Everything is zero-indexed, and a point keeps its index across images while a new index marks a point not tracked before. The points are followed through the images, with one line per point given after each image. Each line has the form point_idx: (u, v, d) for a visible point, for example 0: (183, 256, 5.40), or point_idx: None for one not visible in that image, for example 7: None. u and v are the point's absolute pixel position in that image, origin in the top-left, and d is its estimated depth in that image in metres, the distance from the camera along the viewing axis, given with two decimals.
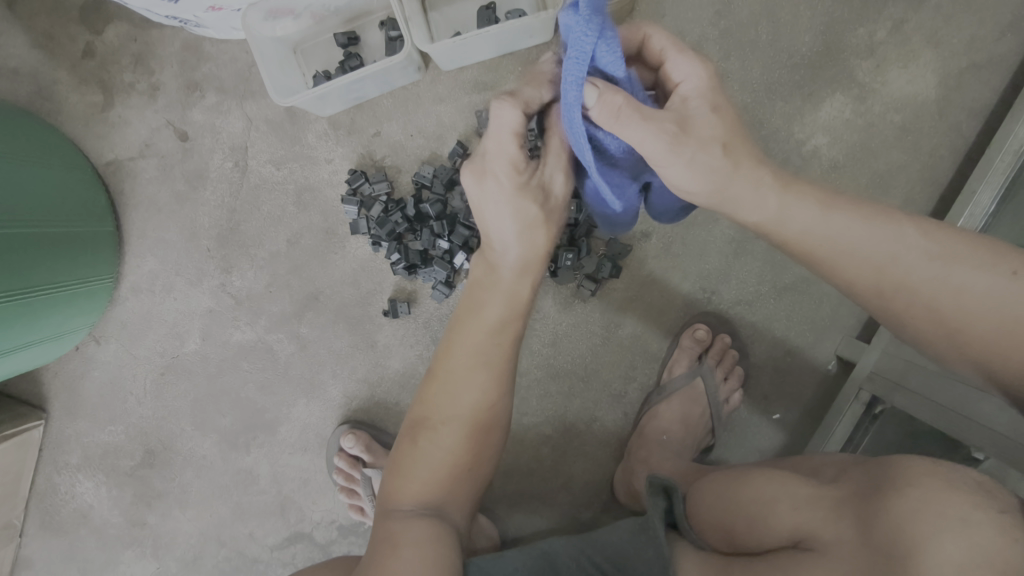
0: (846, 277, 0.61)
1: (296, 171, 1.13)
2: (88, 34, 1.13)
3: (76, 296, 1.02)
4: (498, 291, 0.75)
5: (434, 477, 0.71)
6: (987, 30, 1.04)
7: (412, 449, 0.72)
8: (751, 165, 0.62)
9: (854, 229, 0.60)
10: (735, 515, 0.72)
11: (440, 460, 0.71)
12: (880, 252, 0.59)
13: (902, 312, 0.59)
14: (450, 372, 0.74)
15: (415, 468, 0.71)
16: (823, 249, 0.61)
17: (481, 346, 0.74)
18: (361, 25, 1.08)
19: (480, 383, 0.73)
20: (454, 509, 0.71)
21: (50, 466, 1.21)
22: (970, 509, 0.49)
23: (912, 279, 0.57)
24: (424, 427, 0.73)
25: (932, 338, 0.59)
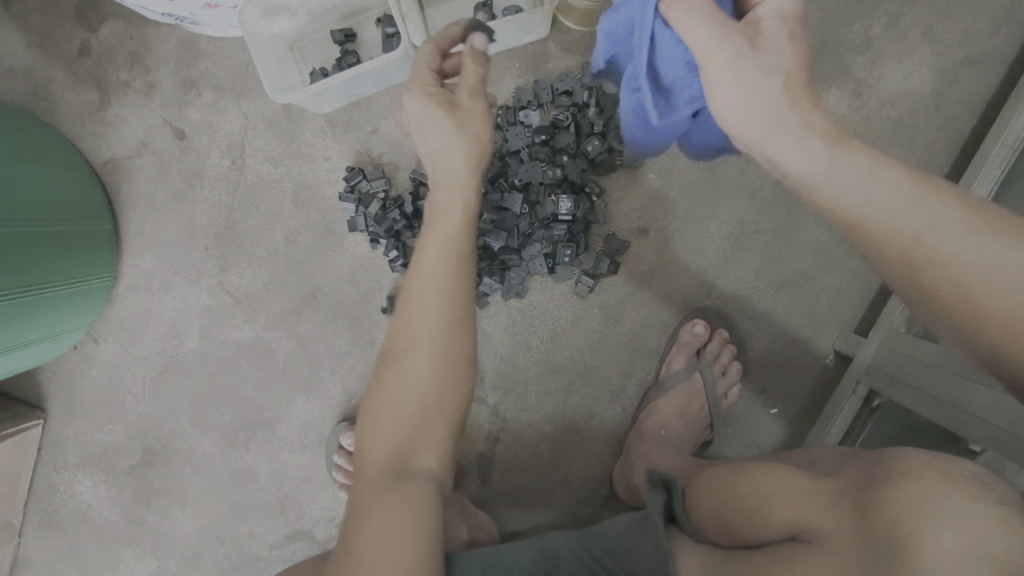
0: (874, 244, 0.54)
1: (293, 169, 1.13)
2: (84, 33, 1.13)
3: (73, 295, 1.02)
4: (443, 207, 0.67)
5: (404, 415, 0.62)
6: (982, 24, 1.05)
7: (380, 391, 0.64)
8: (800, 114, 0.55)
9: (895, 194, 0.52)
10: (733, 508, 0.72)
11: (407, 395, 0.62)
12: (916, 222, 0.52)
13: (933, 291, 0.52)
14: (409, 300, 0.65)
15: (384, 410, 0.63)
16: (857, 214, 0.54)
17: (434, 266, 0.65)
18: (358, 22, 1.08)
19: (439, 305, 0.64)
20: (424, 454, 0.61)
21: (48, 465, 1.21)
22: (968, 502, 0.50)
23: (947, 254, 0.51)
24: (389, 362, 0.64)
25: (954, 320, 0.52)
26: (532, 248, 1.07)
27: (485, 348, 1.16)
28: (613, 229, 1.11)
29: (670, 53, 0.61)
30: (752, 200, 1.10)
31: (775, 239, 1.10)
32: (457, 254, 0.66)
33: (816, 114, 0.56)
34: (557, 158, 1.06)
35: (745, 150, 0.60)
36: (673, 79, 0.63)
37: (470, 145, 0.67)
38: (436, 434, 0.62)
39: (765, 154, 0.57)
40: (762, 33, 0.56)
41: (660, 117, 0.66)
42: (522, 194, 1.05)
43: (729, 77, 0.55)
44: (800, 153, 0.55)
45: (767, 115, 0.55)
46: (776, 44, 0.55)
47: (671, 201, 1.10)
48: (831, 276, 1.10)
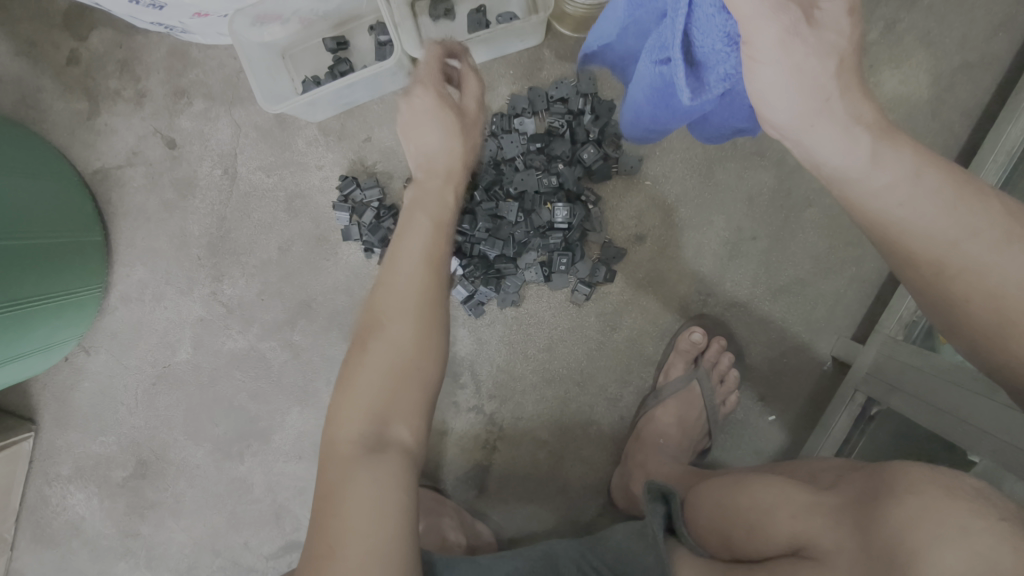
0: (906, 245, 0.54)
1: (286, 178, 1.12)
2: (73, 41, 1.11)
3: (64, 307, 1.00)
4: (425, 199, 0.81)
5: (383, 377, 0.67)
6: (979, 29, 1.04)
7: (358, 357, 0.69)
8: (851, 106, 0.53)
9: (934, 199, 0.52)
10: (734, 521, 0.72)
11: (386, 356, 0.68)
12: (952, 228, 0.51)
13: (960, 300, 0.52)
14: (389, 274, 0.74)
15: (364, 372, 0.68)
16: (892, 214, 0.54)
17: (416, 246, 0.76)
18: (350, 29, 1.07)
19: (418, 278, 0.73)
20: (400, 422, 0.67)
21: (40, 478, 1.20)
22: (972, 517, 0.49)
23: (983, 263, 0.50)
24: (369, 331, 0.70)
25: (988, 334, 0.51)
26: (528, 256, 1.07)
27: (481, 356, 1.15)
28: (609, 237, 1.10)
29: (707, 23, 0.54)
30: (749, 206, 1.09)
31: (772, 246, 1.09)
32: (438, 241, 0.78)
33: (867, 106, 0.54)
34: (552, 166, 1.05)
35: (780, 136, 0.59)
36: (709, 51, 0.55)
37: (467, 146, 0.86)
38: (412, 402, 0.68)
39: (806, 146, 0.56)
40: (817, 8, 0.51)
41: (692, 96, 0.58)
42: (517, 203, 1.04)
43: (779, 57, 0.51)
44: (846, 151, 0.54)
45: (814, 102, 0.53)
46: (829, 23, 0.51)
47: (667, 208, 1.10)
48: (829, 282, 1.10)
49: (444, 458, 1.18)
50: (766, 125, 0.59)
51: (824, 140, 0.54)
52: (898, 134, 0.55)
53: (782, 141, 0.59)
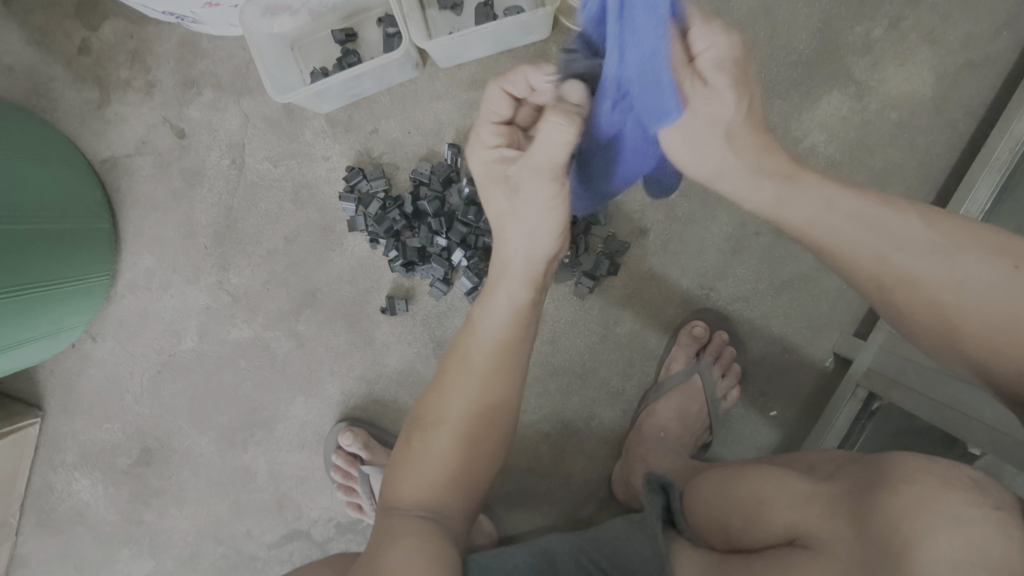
0: (846, 266, 0.61)
1: (293, 168, 1.13)
2: (85, 31, 1.12)
3: (72, 293, 1.01)
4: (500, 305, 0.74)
5: (430, 479, 0.70)
6: (983, 27, 1.05)
7: (409, 449, 0.72)
8: (744, 146, 0.64)
9: (854, 220, 0.60)
10: (732, 511, 0.71)
11: (433, 463, 0.70)
12: (881, 245, 0.59)
13: (902, 308, 0.59)
14: (449, 377, 0.73)
15: (411, 467, 0.71)
16: (825, 240, 0.62)
17: (479, 354, 0.73)
18: (359, 22, 1.08)
19: (477, 389, 0.72)
20: (450, 519, 0.70)
21: (45, 464, 1.21)
22: (966, 507, 0.49)
23: (912, 272, 0.57)
24: (420, 428, 0.72)
25: (941, 336, 0.57)
26: None
27: None
28: (613, 231, 1.11)
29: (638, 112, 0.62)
30: None
31: (774, 241, 1.10)
32: (509, 350, 0.73)
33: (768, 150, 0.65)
34: None
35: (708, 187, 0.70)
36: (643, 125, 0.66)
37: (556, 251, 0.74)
38: (458, 506, 0.71)
39: (722, 191, 0.68)
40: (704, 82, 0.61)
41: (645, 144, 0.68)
42: None
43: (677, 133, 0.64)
44: (759, 190, 0.65)
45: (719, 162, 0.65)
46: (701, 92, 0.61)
47: (669, 203, 1.10)
48: (831, 278, 1.10)
49: None
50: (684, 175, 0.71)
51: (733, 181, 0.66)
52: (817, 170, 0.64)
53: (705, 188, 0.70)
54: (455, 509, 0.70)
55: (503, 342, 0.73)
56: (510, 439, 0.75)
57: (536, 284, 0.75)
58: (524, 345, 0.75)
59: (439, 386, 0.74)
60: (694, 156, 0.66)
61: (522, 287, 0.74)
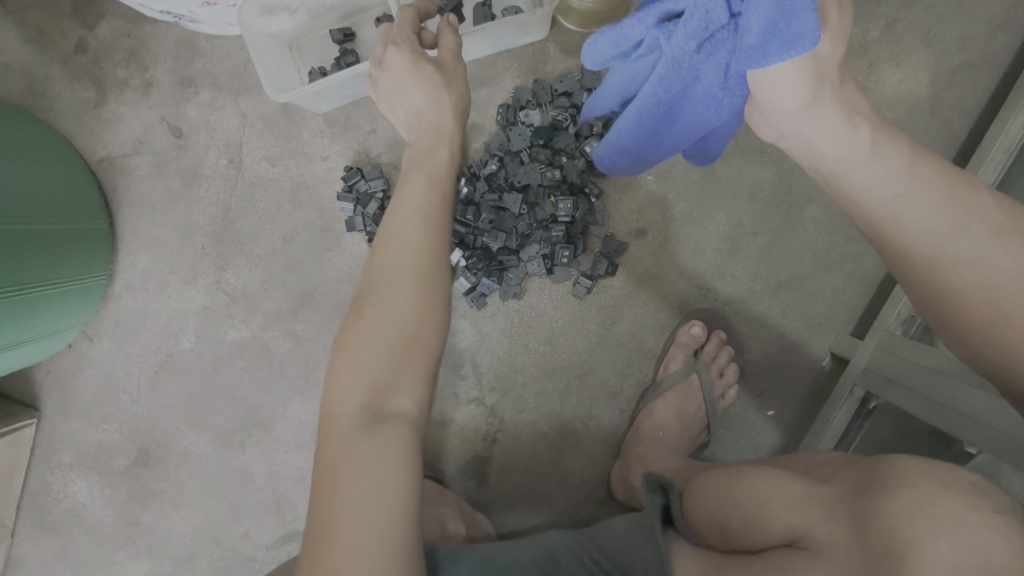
0: (906, 239, 0.58)
1: (291, 168, 1.13)
2: (81, 30, 1.12)
3: (68, 294, 1.01)
4: (422, 161, 0.68)
5: (377, 349, 0.59)
6: (979, 29, 1.05)
7: (355, 318, 0.61)
8: (838, 98, 0.59)
9: (929, 191, 0.57)
10: (731, 512, 0.71)
11: (380, 328, 0.60)
12: (946, 222, 0.56)
13: (950, 289, 0.57)
14: (390, 238, 0.64)
15: (357, 338, 0.60)
16: (894, 204, 0.58)
17: (417, 209, 0.64)
18: (357, 21, 1.08)
19: (420, 243, 0.63)
20: (401, 394, 0.58)
21: (42, 465, 1.20)
22: (965, 510, 0.50)
23: (973, 255, 0.56)
24: (365, 298, 0.62)
25: (980, 329, 0.57)
26: (530, 249, 1.08)
27: (481, 348, 1.16)
28: (611, 230, 1.11)
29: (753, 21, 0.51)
30: (749, 202, 1.10)
31: (772, 241, 1.10)
32: (441, 193, 0.67)
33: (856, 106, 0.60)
34: (556, 159, 1.06)
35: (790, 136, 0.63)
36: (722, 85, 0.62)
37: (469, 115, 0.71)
38: (413, 378, 0.60)
39: (810, 140, 0.61)
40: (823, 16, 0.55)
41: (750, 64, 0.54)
42: (521, 196, 1.05)
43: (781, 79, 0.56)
44: (844, 146, 0.60)
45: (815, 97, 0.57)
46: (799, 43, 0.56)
47: (667, 203, 1.10)
48: (828, 278, 1.10)
49: (447, 451, 1.19)
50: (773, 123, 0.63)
51: (826, 137, 0.60)
52: (895, 131, 0.61)
53: (783, 137, 0.65)
54: (411, 382, 0.60)
55: (435, 193, 0.66)
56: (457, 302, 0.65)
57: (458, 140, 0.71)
58: (448, 207, 0.67)
59: (378, 252, 0.64)
60: (798, 97, 0.57)
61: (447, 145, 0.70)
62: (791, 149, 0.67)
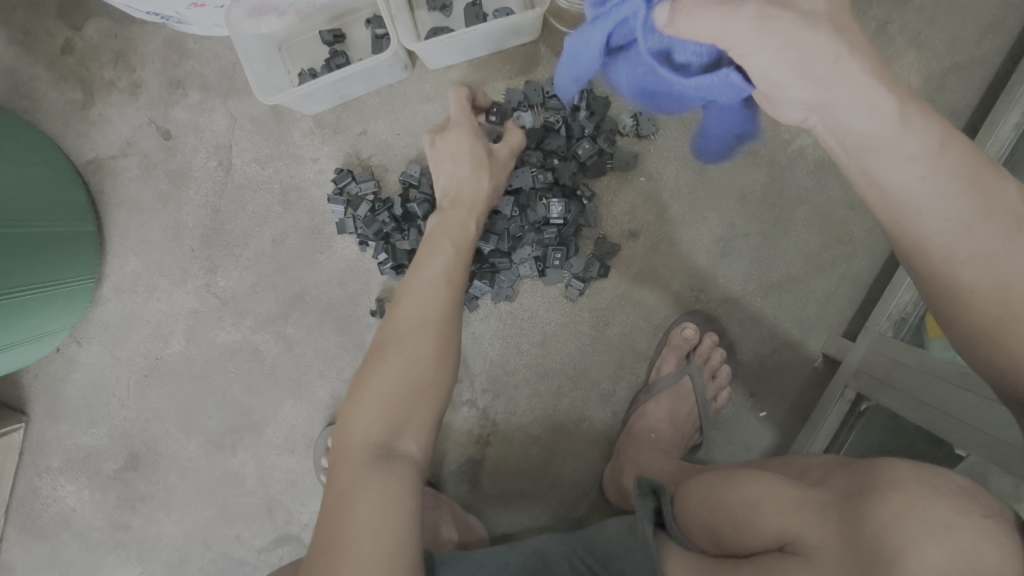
0: (923, 226, 0.54)
1: (281, 170, 1.12)
2: (68, 30, 1.11)
3: (55, 297, 1.00)
4: (447, 226, 0.87)
5: (392, 396, 0.70)
6: (970, 31, 1.05)
7: (371, 368, 0.73)
8: (865, 62, 0.55)
9: (951, 177, 0.53)
10: (721, 517, 0.71)
11: (397, 375, 0.71)
12: (966, 213, 0.53)
13: (963, 285, 0.53)
14: (412, 290, 0.79)
15: (374, 387, 0.71)
16: (912, 189, 0.54)
17: (436, 268, 0.81)
18: (347, 22, 1.07)
19: (436, 298, 0.78)
20: (411, 435, 0.70)
21: (30, 469, 1.19)
22: (954, 515, 0.50)
23: (991, 251, 0.52)
24: (384, 346, 0.75)
25: (993, 332, 0.52)
26: (522, 251, 1.08)
27: (474, 350, 1.15)
28: (603, 233, 1.11)
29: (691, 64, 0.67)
30: (742, 204, 1.10)
31: (764, 243, 1.10)
32: (456, 257, 0.84)
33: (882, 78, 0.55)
34: (548, 162, 1.05)
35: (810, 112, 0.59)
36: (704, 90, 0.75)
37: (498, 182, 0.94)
38: (424, 419, 0.72)
39: (833, 112, 0.57)
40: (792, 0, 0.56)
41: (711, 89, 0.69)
42: (512, 198, 1.04)
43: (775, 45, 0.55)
44: (870, 118, 0.55)
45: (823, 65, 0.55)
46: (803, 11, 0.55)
47: (659, 205, 1.10)
48: (820, 279, 1.11)
49: (440, 454, 1.18)
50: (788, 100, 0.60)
51: (848, 103, 0.55)
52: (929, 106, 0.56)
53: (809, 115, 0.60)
54: (418, 422, 0.71)
55: (456, 251, 0.84)
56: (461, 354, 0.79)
57: (477, 210, 0.91)
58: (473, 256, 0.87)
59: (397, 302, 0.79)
60: (805, 78, 0.56)
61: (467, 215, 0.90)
62: (815, 132, 0.62)
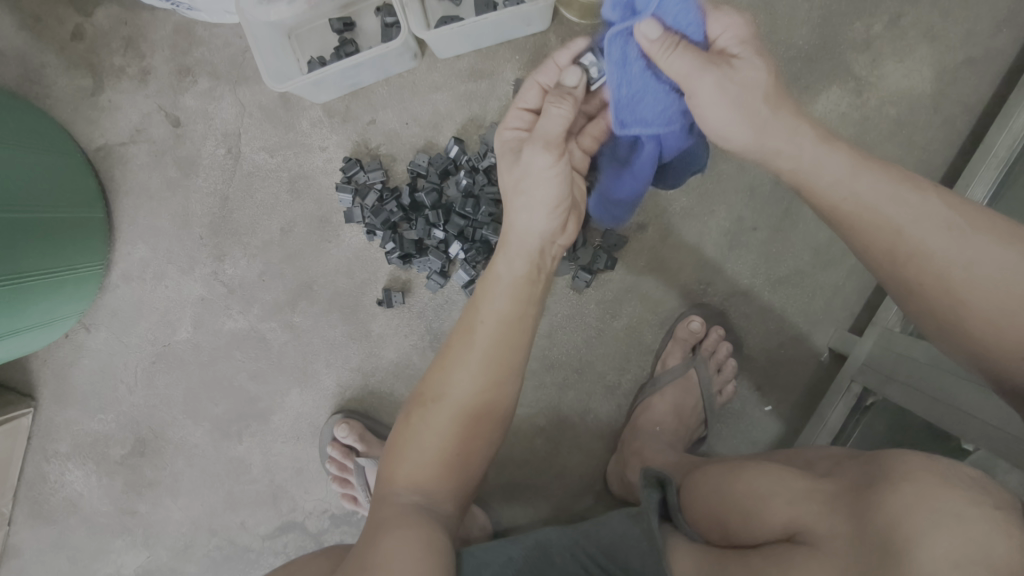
0: (863, 237, 0.61)
1: (290, 159, 1.12)
2: (78, 17, 1.11)
3: (64, 283, 1.00)
4: (495, 283, 0.74)
5: (425, 460, 0.70)
6: (982, 24, 1.05)
7: (407, 429, 0.73)
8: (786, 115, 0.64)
9: (878, 188, 0.60)
10: (729, 507, 0.71)
11: (431, 442, 0.71)
12: (901, 215, 0.58)
13: (910, 282, 0.58)
14: (451, 353, 0.73)
15: (407, 448, 0.72)
16: (847, 205, 0.61)
17: (478, 327, 0.73)
18: (357, 11, 1.07)
19: (475, 366, 0.71)
20: (443, 495, 0.70)
21: (39, 454, 1.20)
22: (966, 505, 0.50)
23: (925, 246, 0.57)
24: (419, 407, 0.73)
25: (951, 319, 0.56)
26: None
27: None
28: None
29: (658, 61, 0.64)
30: (750, 197, 1.09)
31: (772, 236, 1.10)
32: (501, 317, 0.73)
33: (803, 119, 0.64)
34: None
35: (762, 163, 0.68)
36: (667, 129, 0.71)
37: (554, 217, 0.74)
38: (455, 482, 0.71)
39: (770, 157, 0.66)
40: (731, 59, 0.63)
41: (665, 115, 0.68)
42: None
43: (711, 107, 0.63)
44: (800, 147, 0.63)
45: (756, 124, 0.64)
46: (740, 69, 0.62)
47: (667, 198, 1.10)
48: (828, 274, 1.10)
49: None
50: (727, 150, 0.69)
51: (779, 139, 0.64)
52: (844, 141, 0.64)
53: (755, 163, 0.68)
54: (450, 489, 0.71)
55: (502, 319, 0.73)
56: (508, 419, 0.75)
57: (532, 259, 0.75)
58: (528, 318, 0.75)
59: (436, 365, 0.75)
60: (735, 122, 0.64)
61: (518, 266, 0.74)
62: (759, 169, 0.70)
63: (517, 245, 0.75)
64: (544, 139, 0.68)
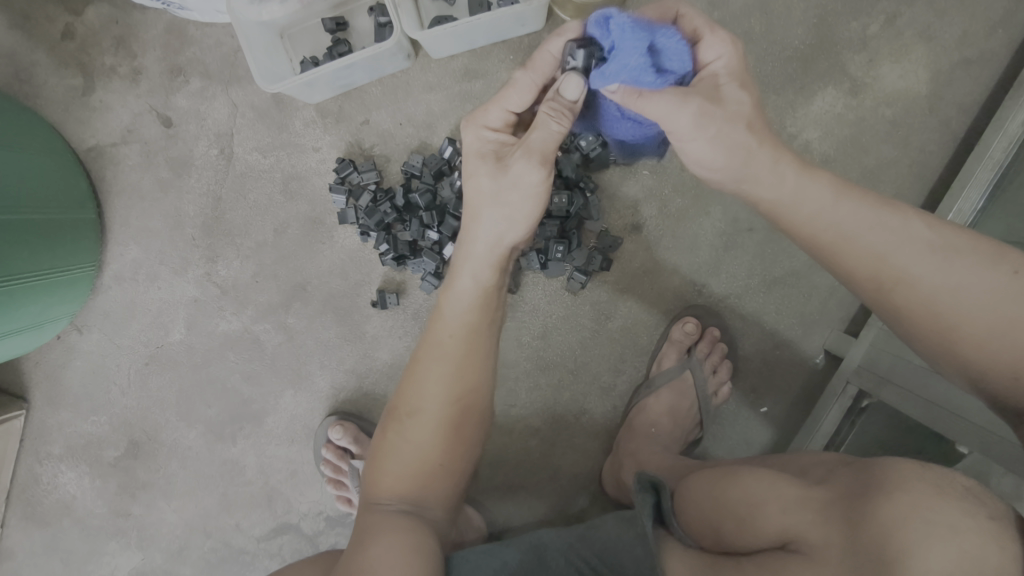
0: (844, 266, 0.60)
1: (283, 159, 1.11)
2: (68, 15, 1.10)
3: (56, 285, 1.00)
4: (457, 291, 0.72)
5: (406, 472, 0.70)
6: (979, 25, 1.04)
7: (386, 441, 0.72)
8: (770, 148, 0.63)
9: (860, 215, 0.60)
10: (724, 513, 0.71)
11: (410, 454, 0.70)
12: (882, 242, 0.58)
13: (897, 308, 0.58)
14: (421, 364, 0.72)
15: (388, 461, 0.71)
16: (828, 234, 0.61)
17: (445, 337, 0.72)
18: (350, 10, 1.07)
19: (446, 375, 0.71)
20: (431, 502, 0.71)
21: (31, 457, 1.19)
22: (961, 517, 0.50)
23: (910, 272, 0.57)
24: (394, 420, 0.72)
25: (944, 345, 0.56)
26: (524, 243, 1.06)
27: None
28: (606, 226, 1.10)
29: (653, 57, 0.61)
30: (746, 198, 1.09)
31: (767, 237, 1.10)
32: (467, 323, 0.72)
33: (782, 151, 0.64)
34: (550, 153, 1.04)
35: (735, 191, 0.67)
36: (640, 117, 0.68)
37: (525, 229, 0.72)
38: (441, 489, 0.71)
39: (746, 190, 0.65)
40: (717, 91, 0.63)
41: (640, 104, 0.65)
42: None
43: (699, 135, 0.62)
44: (778, 180, 0.63)
45: (737, 159, 0.63)
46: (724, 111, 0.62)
47: (662, 199, 1.10)
48: (824, 275, 1.10)
49: None
50: (704, 178, 0.68)
51: (762, 179, 0.63)
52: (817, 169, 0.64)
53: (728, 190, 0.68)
54: (436, 496, 0.71)
55: (467, 326, 0.72)
56: (485, 420, 0.75)
57: (493, 265, 0.72)
58: (494, 320, 0.74)
59: (407, 376, 0.73)
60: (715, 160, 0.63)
61: (480, 271, 0.72)
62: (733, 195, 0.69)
63: (483, 256, 0.71)
64: (529, 151, 0.66)
